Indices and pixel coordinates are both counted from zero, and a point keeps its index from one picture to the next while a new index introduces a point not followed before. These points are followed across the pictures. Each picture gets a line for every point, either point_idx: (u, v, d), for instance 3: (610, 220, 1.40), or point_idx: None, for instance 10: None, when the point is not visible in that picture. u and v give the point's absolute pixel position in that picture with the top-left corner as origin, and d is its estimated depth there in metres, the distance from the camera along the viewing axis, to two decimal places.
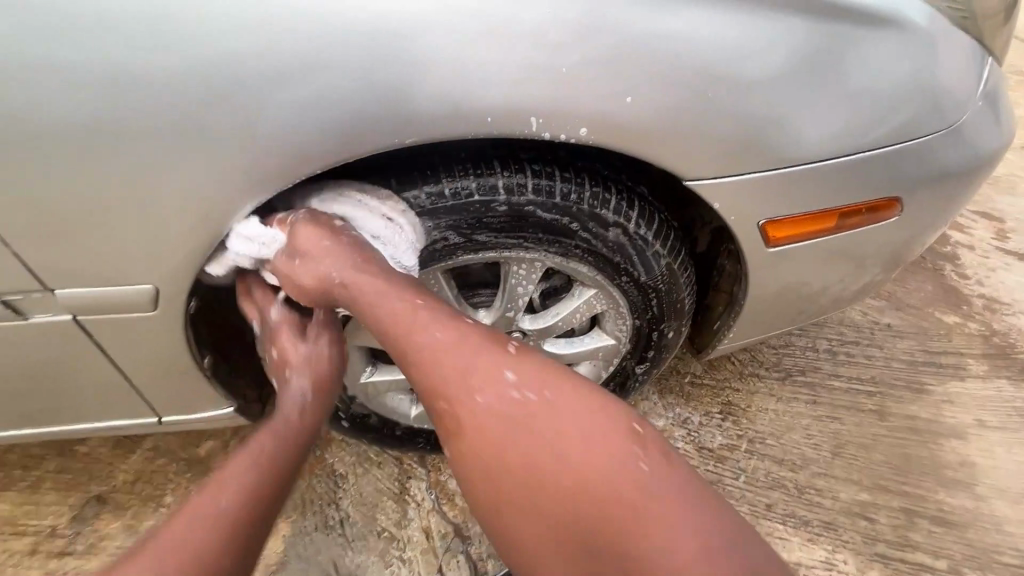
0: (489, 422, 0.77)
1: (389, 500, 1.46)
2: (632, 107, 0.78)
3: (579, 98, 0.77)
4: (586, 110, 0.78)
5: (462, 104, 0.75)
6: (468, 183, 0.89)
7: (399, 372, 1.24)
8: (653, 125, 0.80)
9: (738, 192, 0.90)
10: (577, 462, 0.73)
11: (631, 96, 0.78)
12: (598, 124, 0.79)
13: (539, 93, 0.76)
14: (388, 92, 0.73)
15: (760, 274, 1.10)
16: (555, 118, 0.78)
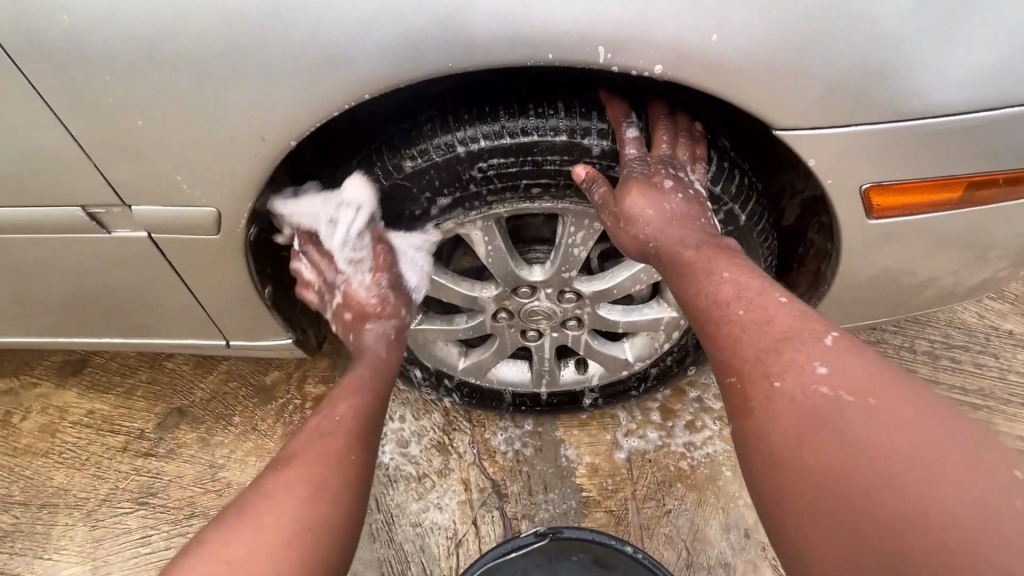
0: (778, 409, 0.64)
1: (432, 448, 1.49)
2: (714, 46, 0.69)
3: (654, 30, 0.68)
4: (661, 46, 0.69)
5: (523, 31, 0.69)
6: (528, 124, 0.83)
7: (449, 323, 1.23)
8: (739, 63, 0.70)
9: (837, 148, 0.78)
10: (924, 493, 0.52)
11: (717, 34, 0.68)
12: (673, 61, 0.70)
13: (608, 24, 0.68)
14: (447, 13, 0.68)
15: (856, 252, 0.95)
16: (624, 51, 0.70)
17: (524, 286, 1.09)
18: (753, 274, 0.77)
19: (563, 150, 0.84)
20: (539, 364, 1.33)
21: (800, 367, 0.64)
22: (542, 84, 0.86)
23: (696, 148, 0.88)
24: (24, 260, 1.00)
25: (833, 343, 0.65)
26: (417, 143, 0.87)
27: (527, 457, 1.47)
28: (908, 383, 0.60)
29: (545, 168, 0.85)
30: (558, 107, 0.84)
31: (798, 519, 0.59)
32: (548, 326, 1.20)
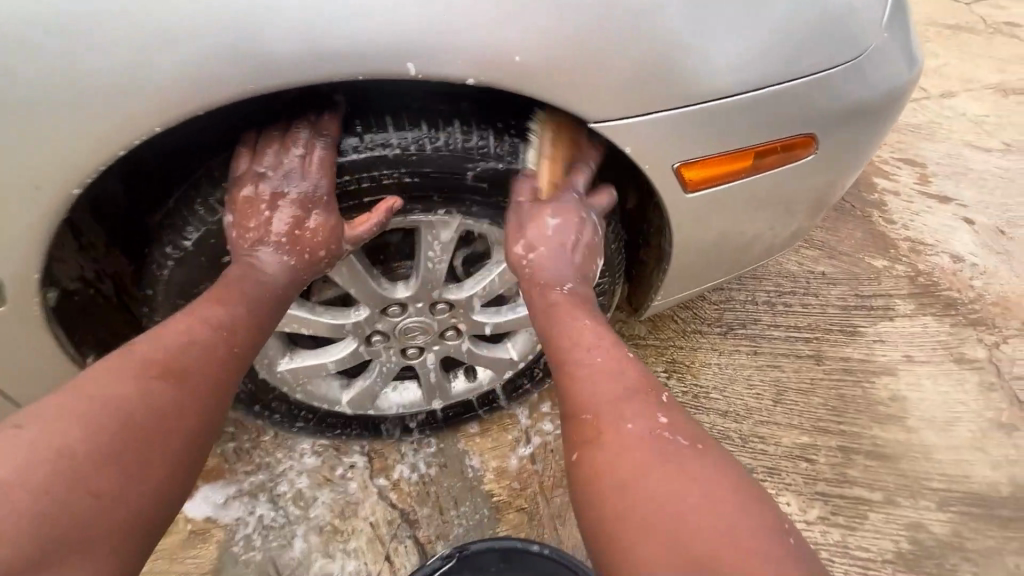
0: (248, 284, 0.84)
1: (331, 493, 1.41)
2: (515, 52, 0.73)
3: (454, 38, 0.71)
4: (466, 53, 0.72)
5: (324, 48, 0.70)
6: (358, 141, 0.82)
7: (318, 356, 1.16)
8: (541, 63, 0.75)
9: (645, 133, 0.86)
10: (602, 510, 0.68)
11: (518, 55, 0.74)
12: (481, 67, 0.73)
13: (409, 38, 0.71)
14: (234, 36, 0.69)
15: (685, 224, 1.06)
16: (430, 61, 0.72)
17: (393, 305, 1.07)
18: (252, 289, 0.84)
19: (398, 160, 0.83)
20: (427, 380, 1.31)
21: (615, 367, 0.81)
22: (364, 96, 0.84)
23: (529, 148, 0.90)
24: None
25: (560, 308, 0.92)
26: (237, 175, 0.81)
27: (433, 477, 1.43)
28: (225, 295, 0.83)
29: (381, 184, 0.85)
30: (384, 121, 0.83)
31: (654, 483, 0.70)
32: (427, 340, 1.19)
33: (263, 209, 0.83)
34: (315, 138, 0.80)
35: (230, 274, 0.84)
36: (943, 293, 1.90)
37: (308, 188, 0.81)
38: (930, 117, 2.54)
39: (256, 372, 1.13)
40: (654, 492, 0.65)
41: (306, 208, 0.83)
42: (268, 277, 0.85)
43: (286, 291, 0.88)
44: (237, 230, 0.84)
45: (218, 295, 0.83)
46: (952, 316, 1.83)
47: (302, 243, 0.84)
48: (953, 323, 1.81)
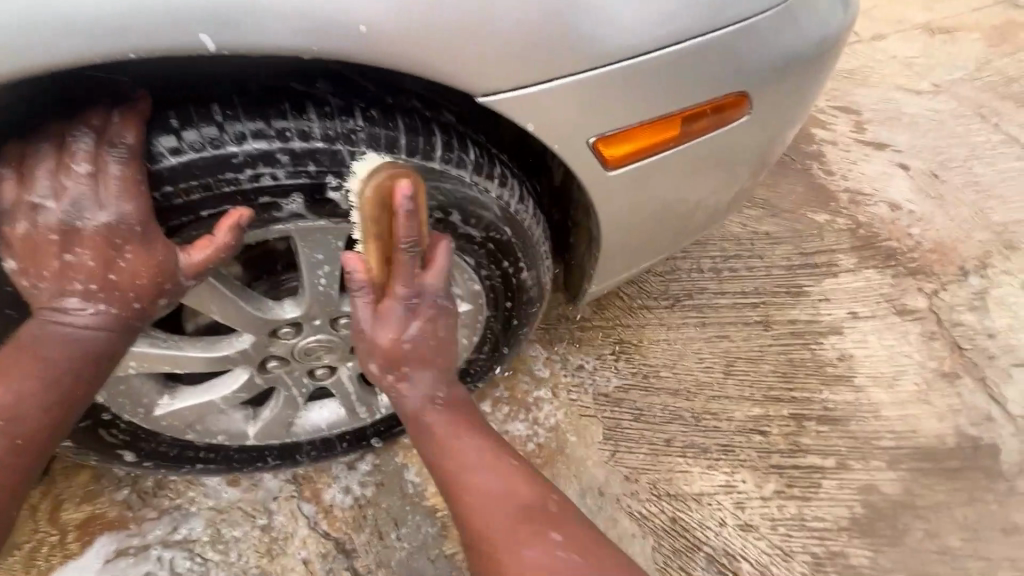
0: (43, 347, 0.67)
1: (254, 532, 1.26)
2: (359, 17, 0.58)
3: (274, 4, 0.56)
4: (297, 22, 0.57)
5: (84, 23, 0.53)
6: (177, 141, 0.65)
7: (207, 391, 0.99)
8: (385, 24, 0.59)
9: (546, 104, 0.72)
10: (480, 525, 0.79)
11: (364, 25, 0.59)
12: (305, 33, 0.58)
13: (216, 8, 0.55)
14: None
15: (613, 203, 0.94)
16: (234, 32, 0.56)
17: (283, 326, 0.91)
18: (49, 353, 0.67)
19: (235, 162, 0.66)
20: (347, 398, 1.16)
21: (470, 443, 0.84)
22: (182, 82, 0.66)
23: (410, 131, 0.74)
24: None
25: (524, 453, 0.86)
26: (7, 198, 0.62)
27: (370, 498, 1.31)
28: (14, 356, 0.67)
29: (223, 193, 0.68)
30: (213, 112, 0.66)
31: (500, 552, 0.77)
32: (335, 359, 1.03)
33: (57, 250, 0.64)
34: (105, 149, 0.61)
35: (31, 332, 0.67)
36: (884, 244, 1.88)
37: (110, 217, 0.63)
38: (863, 61, 2.50)
39: (129, 419, 0.95)
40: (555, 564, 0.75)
41: (114, 243, 0.64)
42: (78, 340, 0.68)
43: (104, 347, 0.70)
44: (30, 278, 0.66)
45: (6, 365, 0.67)
46: (893, 267, 1.81)
47: (122, 287, 0.67)
48: (894, 274, 1.79)
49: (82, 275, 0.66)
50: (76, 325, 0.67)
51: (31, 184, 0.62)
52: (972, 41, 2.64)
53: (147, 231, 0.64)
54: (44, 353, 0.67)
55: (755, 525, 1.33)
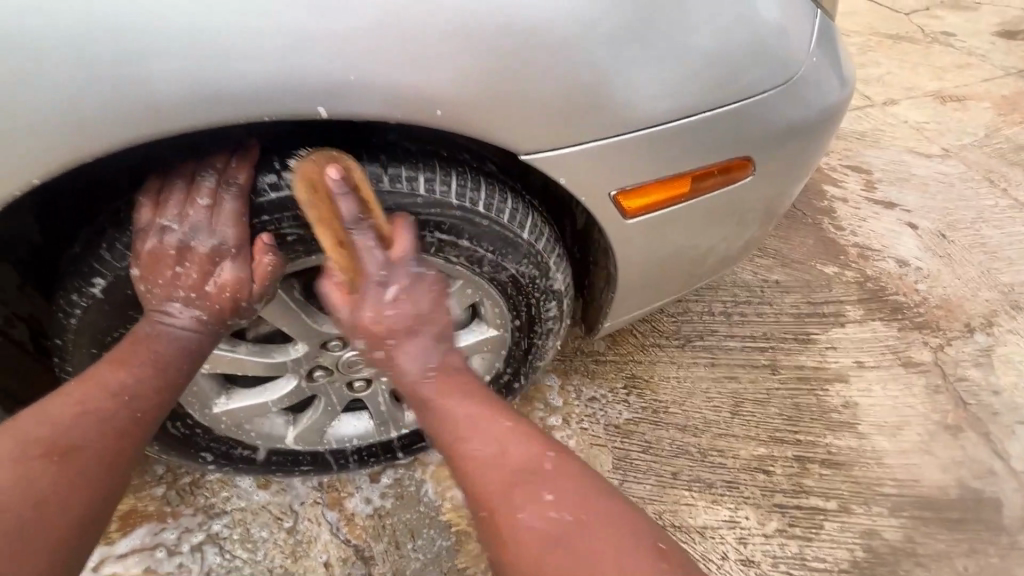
0: (155, 341, 0.83)
1: (280, 533, 1.35)
2: (434, 99, 0.73)
3: (376, 80, 0.70)
4: (385, 99, 0.71)
5: (228, 88, 0.67)
6: (277, 179, 0.79)
7: (259, 393, 1.11)
8: (460, 96, 0.73)
9: (579, 162, 0.85)
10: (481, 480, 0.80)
11: (440, 109, 0.74)
12: (397, 102, 0.72)
13: (322, 82, 0.69)
14: (129, 73, 0.65)
15: (630, 247, 1.06)
16: (342, 101, 0.70)
17: (333, 339, 1.03)
18: (159, 346, 0.83)
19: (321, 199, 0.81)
20: (378, 411, 1.27)
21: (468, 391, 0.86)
22: (285, 134, 0.81)
23: (462, 181, 0.88)
24: None
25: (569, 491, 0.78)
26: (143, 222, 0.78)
27: (389, 509, 1.39)
28: (135, 344, 0.83)
29: (305, 223, 0.82)
30: (306, 157, 0.80)
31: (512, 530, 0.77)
32: (372, 372, 1.14)
33: (172, 262, 0.81)
34: (225, 188, 0.77)
35: (140, 331, 0.84)
36: (891, 297, 1.95)
37: (218, 241, 0.80)
38: (875, 124, 2.63)
39: (190, 414, 1.07)
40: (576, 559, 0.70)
41: (215, 261, 0.82)
42: (178, 336, 0.85)
43: (199, 343, 0.87)
44: (144, 283, 0.81)
45: (123, 356, 0.82)
46: (899, 320, 1.88)
47: (213, 299, 0.85)
48: (901, 327, 1.86)
49: (188, 284, 0.83)
50: (179, 325, 0.85)
51: (161, 207, 0.78)
52: (982, 110, 2.77)
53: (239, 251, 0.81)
54: (156, 348, 0.82)
55: (757, 561, 1.37)
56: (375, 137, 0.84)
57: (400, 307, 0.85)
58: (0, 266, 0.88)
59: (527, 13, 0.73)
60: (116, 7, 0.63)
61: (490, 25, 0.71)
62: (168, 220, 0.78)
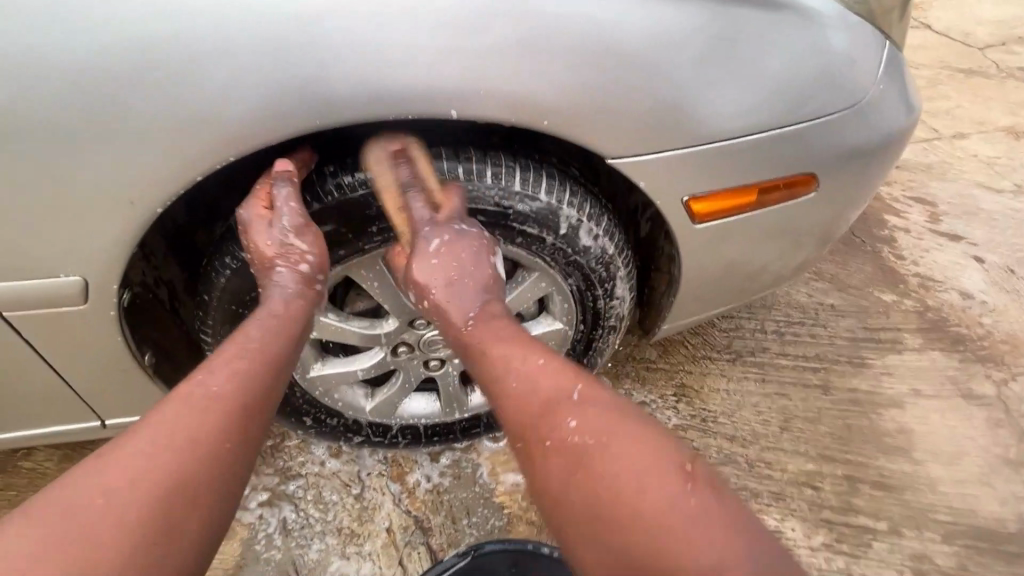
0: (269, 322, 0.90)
1: (348, 497, 1.47)
2: (543, 107, 0.83)
3: (503, 88, 0.80)
4: (502, 105, 0.81)
5: (383, 89, 0.77)
6: (398, 170, 0.93)
7: (349, 363, 1.24)
8: (570, 106, 0.84)
9: (659, 168, 0.95)
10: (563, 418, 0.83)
11: (547, 120, 0.83)
12: (517, 108, 0.82)
13: (452, 88, 0.79)
14: (305, 74, 0.75)
15: (695, 253, 1.14)
16: (471, 106, 0.80)
17: (419, 317, 1.15)
18: (280, 322, 0.91)
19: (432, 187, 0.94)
20: (447, 392, 1.38)
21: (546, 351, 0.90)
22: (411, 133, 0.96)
23: (551, 178, 1.00)
24: None
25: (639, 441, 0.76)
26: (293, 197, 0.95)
27: (447, 486, 1.49)
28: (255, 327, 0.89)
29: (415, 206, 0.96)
30: (425, 151, 0.95)
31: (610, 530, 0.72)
32: (448, 352, 1.26)
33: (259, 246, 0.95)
34: (358, 173, 0.93)
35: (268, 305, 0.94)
36: (952, 329, 1.93)
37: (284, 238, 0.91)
38: (942, 157, 2.61)
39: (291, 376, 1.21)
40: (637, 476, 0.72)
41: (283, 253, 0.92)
42: (275, 303, 0.93)
43: (292, 333, 0.92)
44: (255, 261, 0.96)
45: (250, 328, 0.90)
46: (961, 352, 1.86)
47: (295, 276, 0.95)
48: (962, 359, 1.84)
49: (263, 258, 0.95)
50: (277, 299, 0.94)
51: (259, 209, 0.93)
52: None
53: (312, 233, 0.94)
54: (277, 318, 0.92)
55: None
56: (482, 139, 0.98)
57: (445, 258, 0.98)
58: (151, 237, 0.98)
59: (629, 37, 0.83)
60: (297, 18, 0.73)
61: (594, 47, 0.82)
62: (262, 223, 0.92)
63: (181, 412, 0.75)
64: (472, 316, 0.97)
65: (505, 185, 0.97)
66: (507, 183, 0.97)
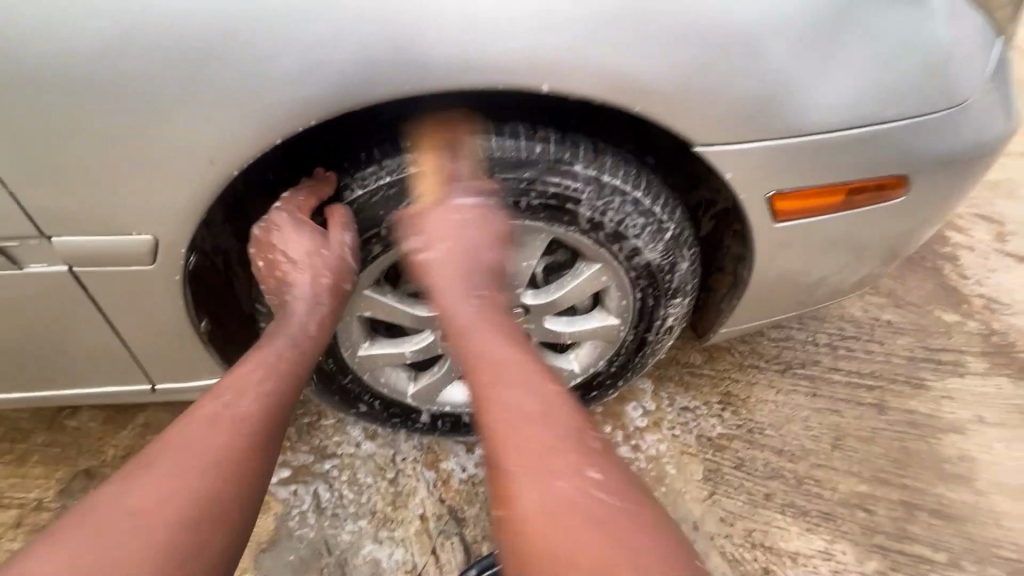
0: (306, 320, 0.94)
1: (382, 480, 1.45)
2: (638, 89, 0.80)
3: (597, 62, 0.77)
4: (596, 82, 0.78)
5: (476, 57, 0.75)
6: (476, 144, 0.91)
7: (397, 345, 1.21)
8: (663, 86, 0.80)
9: (745, 159, 0.91)
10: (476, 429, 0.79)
11: (638, 106, 0.81)
12: (609, 84, 0.79)
13: (548, 61, 0.76)
14: (397, 37, 0.73)
15: (768, 253, 1.09)
16: (562, 79, 0.78)
17: None
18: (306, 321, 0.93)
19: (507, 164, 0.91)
20: None
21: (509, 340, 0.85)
22: (486, 108, 0.93)
23: (625, 163, 0.96)
24: None
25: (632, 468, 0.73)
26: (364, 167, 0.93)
27: (483, 478, 1.46)
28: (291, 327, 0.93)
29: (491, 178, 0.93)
30: (502, 128, 0.92)
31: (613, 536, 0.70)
32: None
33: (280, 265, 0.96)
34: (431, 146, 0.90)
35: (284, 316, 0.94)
36: (1020, 355, 1.82)
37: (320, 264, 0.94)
38: (1011, 174, 2.46)
39: (339, 355, 1.18)
40: (563, 488, 0.69)
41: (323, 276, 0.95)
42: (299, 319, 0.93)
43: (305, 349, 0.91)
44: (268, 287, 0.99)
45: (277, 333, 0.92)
46: None
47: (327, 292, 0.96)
48: None
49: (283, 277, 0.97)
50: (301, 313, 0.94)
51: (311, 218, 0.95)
52: None
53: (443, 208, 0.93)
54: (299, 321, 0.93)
55: None
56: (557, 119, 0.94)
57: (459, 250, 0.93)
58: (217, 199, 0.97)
59: (732, 17, 0.79)
60: None
61: (694, 26, 0.78)
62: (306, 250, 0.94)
63: (202, 434, 0.74)
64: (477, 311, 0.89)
65: (576, 163, 0.93)
66: (578, 161, 0.93)
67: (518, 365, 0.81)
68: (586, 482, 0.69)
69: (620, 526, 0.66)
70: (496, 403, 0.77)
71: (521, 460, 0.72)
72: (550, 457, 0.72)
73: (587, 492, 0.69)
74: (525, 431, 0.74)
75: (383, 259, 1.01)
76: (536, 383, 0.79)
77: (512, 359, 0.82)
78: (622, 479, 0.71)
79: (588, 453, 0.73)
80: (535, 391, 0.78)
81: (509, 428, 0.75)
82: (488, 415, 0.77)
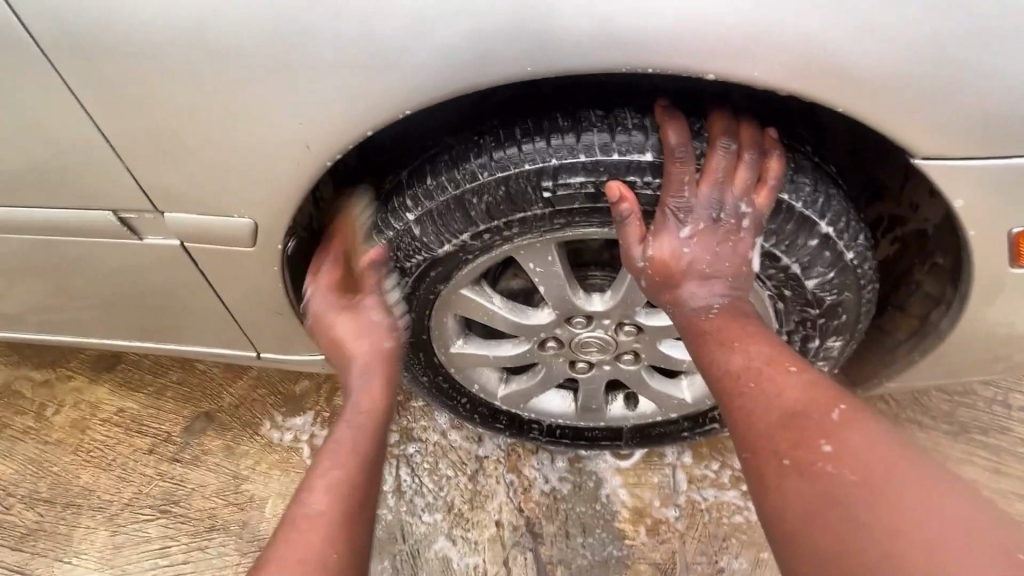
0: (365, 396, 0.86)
1: (462, 476, 1.38)
2: (847, 81, 0.61)
3: (790, 43, 0.59)
4: (785, 69, 0.61)
5: (627, 35, 0.61)
6: (608, 140, 0.74)
7: (493, 347, 1.10)
8: (880, 75, 0.60)
9: (979, 177, 0.68)
10: (775, 537, 0.58)
11: (843, 106, 0.63)
12: (801, 71, 0.61)
13: (723, 39, 0.60)
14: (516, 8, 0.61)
15: (980, 304, 0.82)
16: (737, 64, 0.61)
17: (579, 315, 0.98)
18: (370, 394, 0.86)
19: (666, 177, 0.73)
20: (588, 396, 1.20)
21: (753, 339, 0.72)
22: (625, 92, 0.77)
23: (800, 173, 0.76)
24: (71, 264, 0.97)
25: (840, 418, 0.60)
26: (472, 156, 0.78)
27: (565, 495, 1.35)
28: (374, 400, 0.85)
29: (622, 181, 0.75)
30: (643, 120, 0.75)
31: (804, 505, 0.56)
32: (600, 358, 1.07)
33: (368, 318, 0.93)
34: (557, 137, 0.75)
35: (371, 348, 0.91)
36: None
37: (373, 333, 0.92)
38: None
39: (431, 351, 1.08)
40: (892, 514, 0.51)
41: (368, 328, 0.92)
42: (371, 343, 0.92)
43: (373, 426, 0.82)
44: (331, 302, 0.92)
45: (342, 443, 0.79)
46: None
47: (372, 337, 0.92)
48: None
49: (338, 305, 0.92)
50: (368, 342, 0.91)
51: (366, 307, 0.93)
52: None
53: (631, 219, 0.75)
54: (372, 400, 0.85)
55: None
56: (725, 119, 0.74)
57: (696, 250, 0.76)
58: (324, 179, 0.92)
59: None
60: None
61: None
62: (333, 313, 0.92)
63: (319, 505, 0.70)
64: (719, 306, 0.76)
65: (741, 171, 0.73)
66: (743, 167, 0.73)
67: (755, 401, 0.66)
68: (818, 454, 0.57)
69: (873, 492, 0.53)
70: (784, 483, 0.59)
71: (824, 530, 0.53)
72: (877, 503, 0.52)
73: (925, 516, 0.50)
74: (817, 490, 0.56)
75: (486, 260, 0.87)
76: (773, 405, 0.64)
77: (751, 388, 0.67)
78: (875, 447, 0.56)
79: (869, 461, 0.55)
80: (784, 437, 0.61)
81: (813, 503, 0.55)
82: (779, 493, 0.59)
